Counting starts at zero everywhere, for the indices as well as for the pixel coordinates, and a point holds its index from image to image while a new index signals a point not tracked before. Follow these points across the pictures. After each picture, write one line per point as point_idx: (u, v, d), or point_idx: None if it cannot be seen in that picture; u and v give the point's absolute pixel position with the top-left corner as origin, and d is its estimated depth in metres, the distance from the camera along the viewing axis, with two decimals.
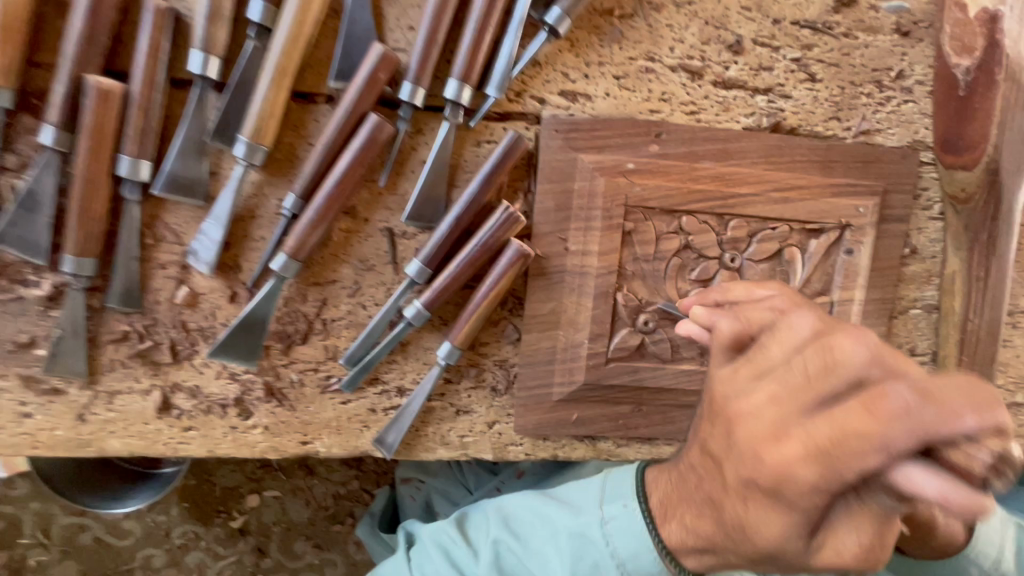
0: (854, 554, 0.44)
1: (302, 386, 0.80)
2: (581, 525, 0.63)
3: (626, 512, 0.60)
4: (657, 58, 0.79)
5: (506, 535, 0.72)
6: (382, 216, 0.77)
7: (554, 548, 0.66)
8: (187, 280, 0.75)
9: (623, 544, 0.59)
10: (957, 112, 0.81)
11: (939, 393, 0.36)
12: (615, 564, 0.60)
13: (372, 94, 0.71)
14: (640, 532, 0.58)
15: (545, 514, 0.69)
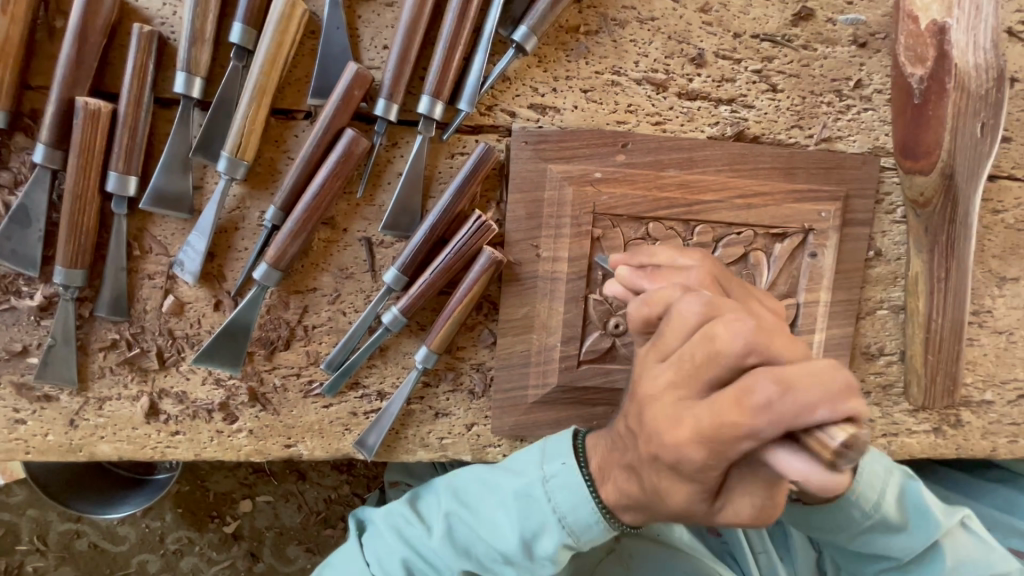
0: (749, 513, 0.51)
1: (285, 391, 0.83)
2: (524, 486, 0.67)
3: (565, 468, 0.64)
4: (622, 72, 0.83)
5: (459, 522, 0.72)
6: (360, 227, 0.81)
7: (500, 514, 0.69)
8: (173, 289, 0.78)
9: (563, 499, 0.64)
10: (913, 118, 0.83)
11: (795, 382, 0.41)
12: (556, 517, 0.64)
13: (348, 110, 0.74)
14: (578, 486, 0.63)
15: (492, 492, 0.71)
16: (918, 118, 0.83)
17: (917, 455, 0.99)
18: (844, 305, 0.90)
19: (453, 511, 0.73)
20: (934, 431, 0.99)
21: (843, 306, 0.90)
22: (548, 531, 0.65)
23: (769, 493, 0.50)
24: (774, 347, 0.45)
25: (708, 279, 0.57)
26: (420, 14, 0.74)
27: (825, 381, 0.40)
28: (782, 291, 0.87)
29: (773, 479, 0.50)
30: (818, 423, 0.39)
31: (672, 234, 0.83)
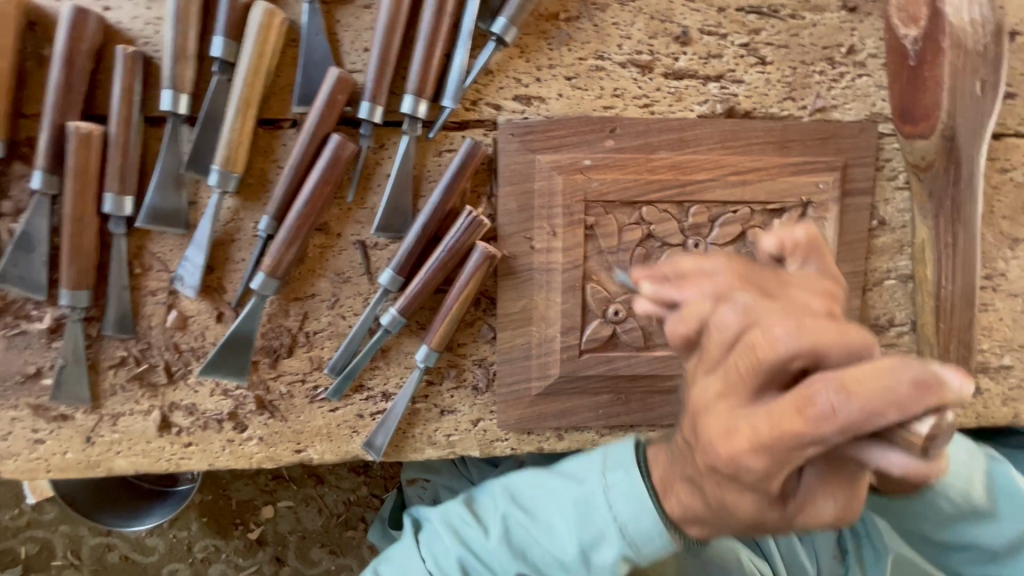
0: (831, 515, 0.44)
1: (291, 397, 0.84)
2: (584, 492, 0.63)
3: (629, 479, 0.59)
4: (606, 56, 0.82)
5: (515, 522, 0.70)
6: (353, 231, 0.81)
7: (556, 517, 0.66)
8: (176, 304, 0.80)
9: (625, 510, 0.58)
10: (909, 86, 0.82)
11: (854, 382, 0.36)
12: (616, 526, 0.59)
13: (332, 116, 0.75)
14: (640, 494, 0.58)
15: (548, 494, 0.68)
16: (915, 85, 0.81)
17: None
18: (850, 277, 0.89)
19: (507, 515, 0.71)
20: (953, 400, 0.96)
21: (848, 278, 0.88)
22: (608, 541, 0.60)
23: (852, 491, 0.44)
24: (825, 344, 0.40)
25: (739, 276, 0.48)
26: (398, 13, 0.74)
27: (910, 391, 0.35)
28: None
29: (854, 476, 0.44)
30: (894, 421, 0.35)
31: (667, 217, 0.82)
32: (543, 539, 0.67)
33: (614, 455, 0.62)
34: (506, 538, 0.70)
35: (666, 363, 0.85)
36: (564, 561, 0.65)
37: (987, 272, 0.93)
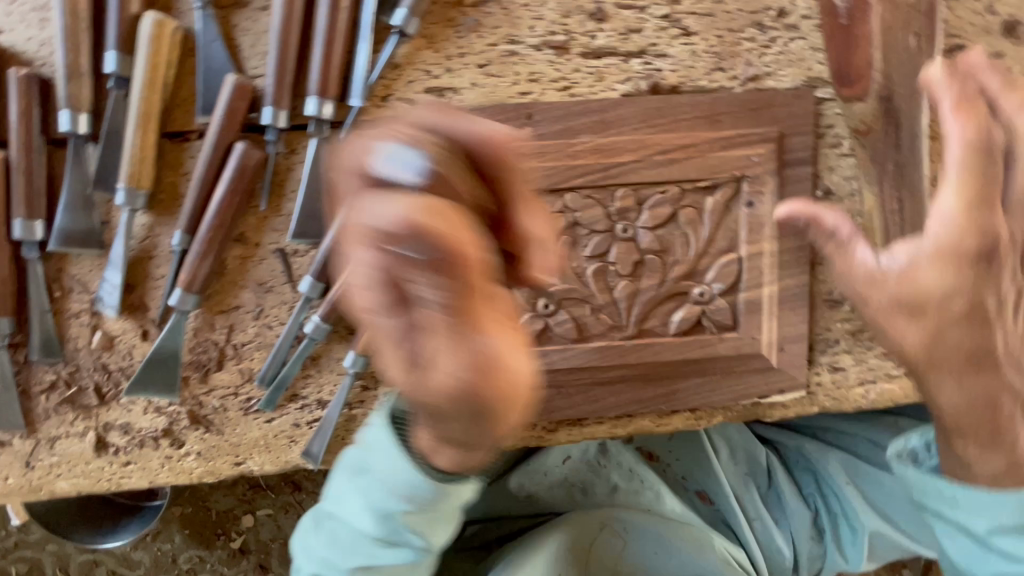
0: (452, 373, 0.49)
1: (225, 411, 0.83)
2: (366, 455, 0.72)
3: (387, 439, 0.70)
4: (518, 40, 0.78)
5: (382, 491, 0.71)
6: (272, 239, 0.80)
7: (352, 482, 0.74)
8: (100, 325, 0.79)
9: (384, 460, 0.70)
10: (986, 162, 0.67)
11: (429, 215, 0.47)
12: (395, 476, 0.69)
13: (235, 124, 0.73)
14: (392, 446, 0.69)
15: (399, 467, 0.69)
16: (980, 169, 0.67)
17: (900, 401, 0.93)
18: (965, 362, 0.74)
19: (372, 484, 0.71)
20: None
21: (967, 365, 0.74)
22: (416, 490, 0.69)
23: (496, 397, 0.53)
24: (431, 225, 0.47)
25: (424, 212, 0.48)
26: (291, 13, 0.71)
27: (444, 223, 0.47)
28: (722, 248, 0.82)
29: (452, 326, 0.48)
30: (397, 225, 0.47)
31: (592, 203, 0.79)
32: (397, 501, 0.70)
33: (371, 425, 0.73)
34: (374, 504, 0.72)
35: (603, 353, 0.83)
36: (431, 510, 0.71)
37: None
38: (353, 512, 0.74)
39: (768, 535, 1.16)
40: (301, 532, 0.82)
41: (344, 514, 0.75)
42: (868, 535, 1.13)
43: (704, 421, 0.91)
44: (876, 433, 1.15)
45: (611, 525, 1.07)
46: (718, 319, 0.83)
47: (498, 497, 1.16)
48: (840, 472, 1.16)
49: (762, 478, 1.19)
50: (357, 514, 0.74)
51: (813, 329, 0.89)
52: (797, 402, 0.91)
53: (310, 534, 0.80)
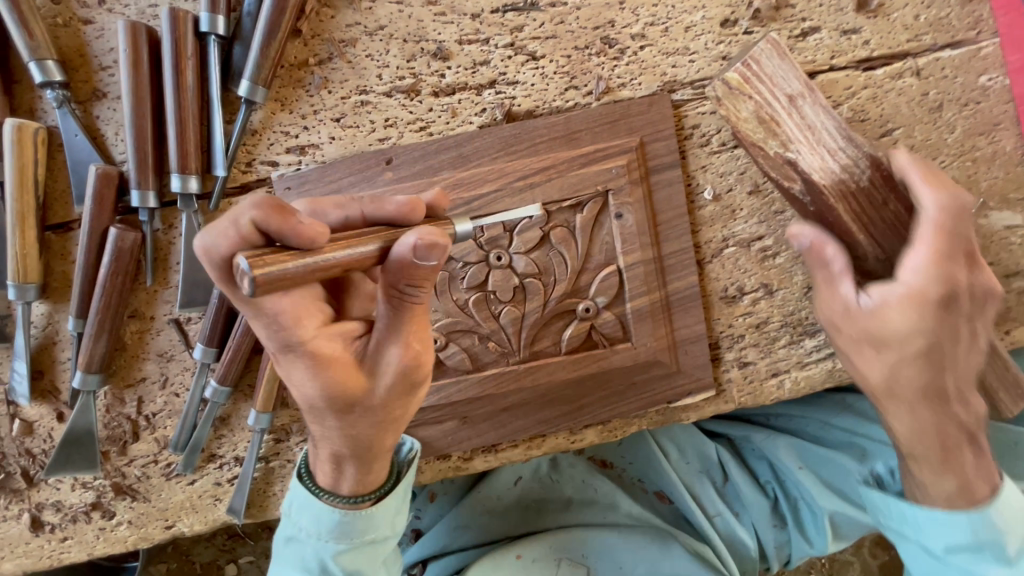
0: (398, 364, 0.55)
1: (148, 478, 0.87)
2: (288, 525, 0.68)
3: (301, 496, 0.67)
4: (368, 89, 0.80)
5: (308, 551, 0.67)
6: (165, 310, 0.83)
7: (279, 562, 0.69)
8: (19, 412, 0.84)
9: (304, 518, 0.66)
10: (956, 238, 0.66)
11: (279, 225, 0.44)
12: (337, 517, 0.65)
13: (105, 210, 0.77)
14: (310, 500, 0.66)
15: (316, 518, 0.66)
16: (949, 243, 0.65)
17: (818, 387, 0.92)
18: (923, 397, 0.70)
19: (297, 548, 0.67)
20: (831, 356, 0.91)
21: (923, 400, 0.71)
22: (376, 513, 0.67)
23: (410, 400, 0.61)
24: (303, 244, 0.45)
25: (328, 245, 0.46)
26: (141, 99, 0.74)
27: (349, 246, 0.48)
28: (601, 261, 0.83)
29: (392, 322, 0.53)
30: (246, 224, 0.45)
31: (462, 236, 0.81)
32: (323, 554, 0.66)
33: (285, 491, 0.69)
34: (304, 574, 0.67)
35: (498, 380, 0.84)
36: (391, 534, 0.69)
37: None
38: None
39: (729, 529, 1.12)
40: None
41: None
42: (829, 517, 1.09)
43: (619, 433, 0.90)
44: (821, 413, 1.15)
45: (566, 559, 1.08)
46: (608, 331, 0.84)
47: (454, 524, 1.16)
48: (791, 456, 1.13)
49: (716, 472, 1.16)
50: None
51: (712, 328, 0.89)
52: (710, 401, 0.90)
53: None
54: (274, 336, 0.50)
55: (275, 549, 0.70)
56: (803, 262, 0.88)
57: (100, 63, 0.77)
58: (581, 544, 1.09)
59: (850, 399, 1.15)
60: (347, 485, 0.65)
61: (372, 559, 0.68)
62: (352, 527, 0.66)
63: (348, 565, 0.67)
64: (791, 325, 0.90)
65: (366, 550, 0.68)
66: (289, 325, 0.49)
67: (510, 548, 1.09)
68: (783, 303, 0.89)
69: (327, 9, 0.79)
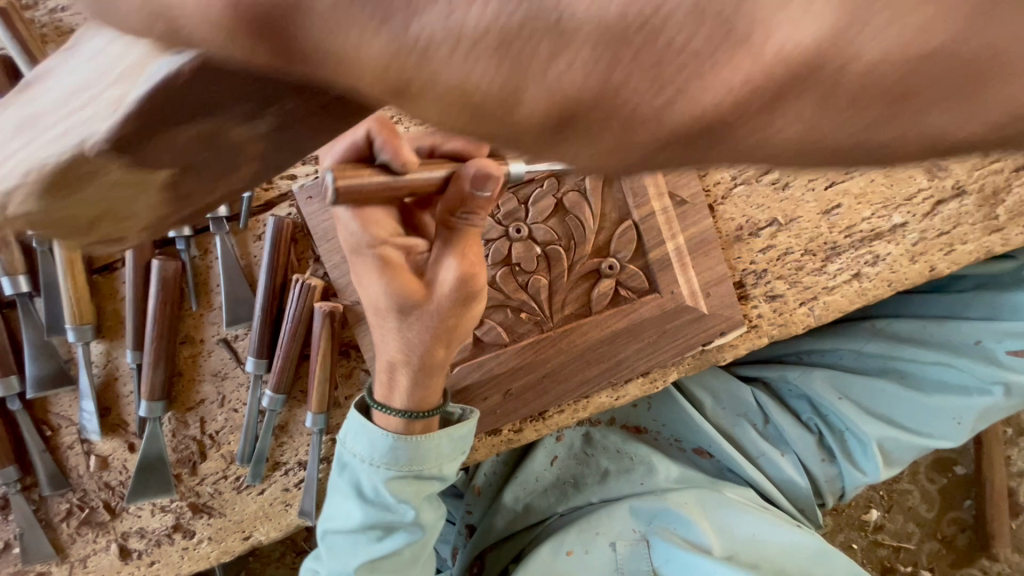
0: (451, 279, 0.63)
1: (220, 494, 0.91)
2: (345, 454, 0.78)
3: (356, 426, 0.77)
4: None
5: (362, 476, 0.78)
6: (212, 331, 0.88)
7: (337, 488, 0.80)
8: (93, 449, 0.89)
9: (359, 444, 0.77)
10: None
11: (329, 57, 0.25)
12: (385, 448, 0.75)
13: (146, 244, 0.82)
14: (363, 427, 0.76)
15: (369, 444, 0.76)
16: None
17: (848, 309, 0.93)
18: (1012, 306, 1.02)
19: (353, 472, 0.78)
20: (856, 277, 0.92)
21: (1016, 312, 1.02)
22: (421, 447, 0.76)
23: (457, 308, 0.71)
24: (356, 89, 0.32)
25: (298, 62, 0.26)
26: None
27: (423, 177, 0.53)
28: (616, 218, 0.85)
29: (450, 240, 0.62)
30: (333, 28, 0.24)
31: None
32: (374, 477, 0.77)
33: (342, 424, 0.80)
34: (358, 496, 0.78)
35: (535, 348, 0.87)
36: (433, 469, 0.78)
37: None
38: (342, 518, 0.80)
39: (776, 468, 1.15)
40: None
41: (341, 522, 0.80)
42: (877, 444, 1.09)
43: (660, 382, 0.93)
44: (852, 342, 1.15)
45: (619, 538, 1.07)
46: (634, 285, 0.86)
47: (500, 513, 1.20)
48: (829, 389, 1.13)
49: (757, 416, 1.18)
50: (341, 515, 0.81)
51: (734, 267, 0.90)
52: (743, 339, 0.92)
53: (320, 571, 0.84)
54: (349, 237, 0.62)
55: (338, 474, 0.80)
56: (813, 189, 0.90)
57: None
58: (625, 512, 1.11)
59: (879, 323, 1.15)
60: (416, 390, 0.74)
61: (415, 487, 0.78)
62: (400, 454, 0.76)
63: (397, 491, 0.77)
64: (812, 252, 0.91)
65: (408, 476, 0.78)
66: (359, 228, 0.61)
67: (559, 545, 1.07)
68: (800, 232, 0.91)
69: None
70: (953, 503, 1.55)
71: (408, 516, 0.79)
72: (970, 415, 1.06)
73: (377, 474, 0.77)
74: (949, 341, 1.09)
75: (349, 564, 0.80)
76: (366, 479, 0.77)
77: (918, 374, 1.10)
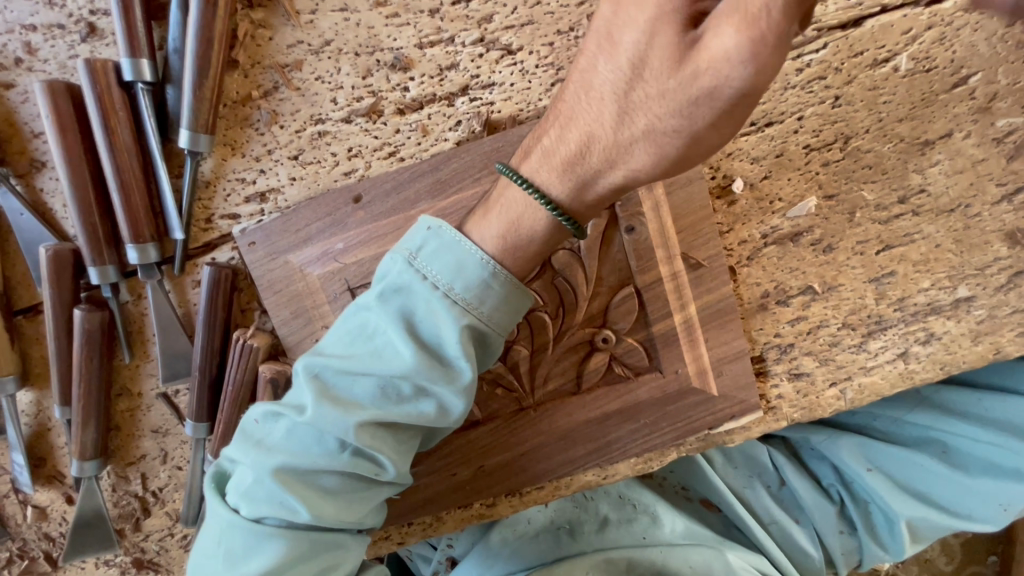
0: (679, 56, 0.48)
1: (167, 551, 0.84)
2: (385, 288, 0.57)
3: (449, 240, 0.56)
4: (324, 117, 0.70)
5: (422, 307, 0.56)
6: (151, 384, 0.78)
7: (381, 315, 0.57)
8: (29, 499, 0.82)
9: (439, 264, 0.55)
10: None
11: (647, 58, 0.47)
12: (439, 291, 0.55)
13: (65, 290, 0.71)
14: (456, 242, 0.56)
15: (455, 266, 0.55)
16: None
17: (888, 392, 0.78)
18: None
19: (408, 298, 0.56)
20: (902, 357, 0.77)
21: None
22: (484, 299, 0.55)
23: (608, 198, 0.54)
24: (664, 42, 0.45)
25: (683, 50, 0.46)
26: (78, 166, 0.67)
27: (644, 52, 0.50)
28: (615, 282, 0.71)
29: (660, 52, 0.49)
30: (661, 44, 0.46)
31: None
32: (442, 314, 0.55)
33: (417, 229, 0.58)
34: (409, 330, 0.56)
35: (511, 425, 0.75)
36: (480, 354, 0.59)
37: (899, 191, 0.71)
38: (367, 356, 0.57)
39: (787, 537, 1.04)
40: (244, 442, 0.59)
41: (313, 414, 0.56)
42: (906, 523, 0.96)
43: (655, 462, 0.81)
44: (891, 409, 1.00)
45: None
46: (631, 361, 0.73)
47: (486, 556, 1.05)
48: (857, 458, 1.00)
49: (771, 477, 1.07)
50: (371, 346, 0.57)
51: (754, 340, 0.76)
52: (759, 421, 0.79)
53: (273, 440, 0.58)
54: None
55: (397, 296, 0.56)
56: (862, 252, 0.73)
57: (32, 131, 0.70)
58: (620, 564, 0.98)
59: (925, 390, 0.99)
60: (561, 187, 0.54)
61: (447, 374, 0.56)
62: (491, 292, 0.55)
63: (464, 339, 0.56)
64: (852, 326, 0.76)
65: (476, 328, 0.56)
66: None
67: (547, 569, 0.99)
68: (840, 303, 0.75)
69: (263, 30, 0.68)
70: (974, 557, 1.40)
71: (466, 381, 0.56)
72: (1018, 501, 0.92)
73: (448, 310, 0.55)
74: (1005, 418, 0.94)
75: (351, 416, 0.56)
76: (432, 313, 0.55)
77: (963, 450, 0.96)
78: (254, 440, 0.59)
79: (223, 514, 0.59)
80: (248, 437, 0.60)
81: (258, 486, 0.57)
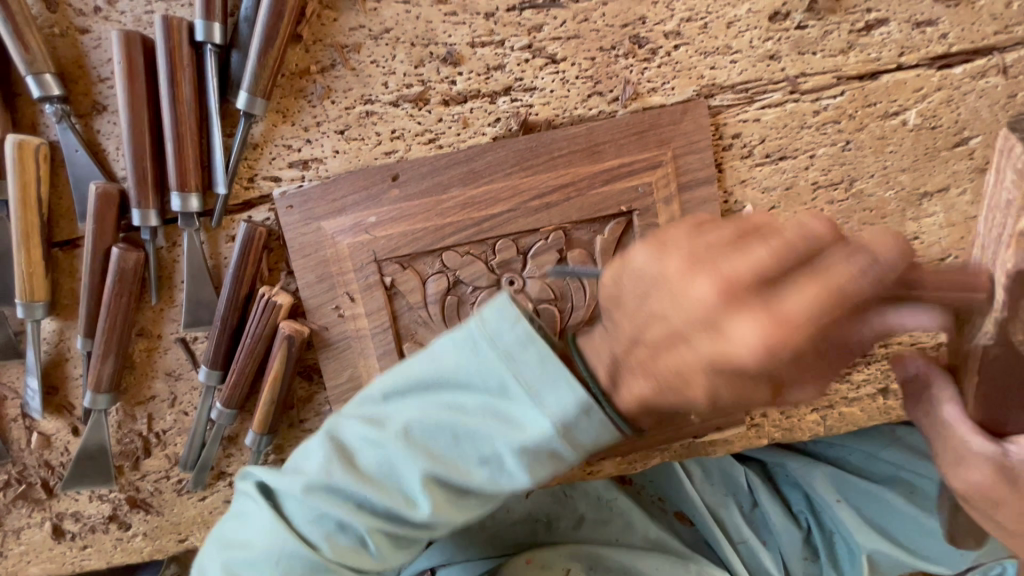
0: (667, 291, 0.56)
1: (161, 493, 0.87)
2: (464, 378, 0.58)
3: (535, 351, 0.56)
4: (374, 99, 0.75)
5: (507, 404, 0.57)
6: (171, 329, 0.82)
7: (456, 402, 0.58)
8: (35, 426, 0.85)
9: (528, 366, 0.56)
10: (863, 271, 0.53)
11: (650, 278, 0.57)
12: (529, 400, 0.56)
13: (107, 230, 0.74)
14: (539, 344, 0.56)
15: (549, 426, 0.56)
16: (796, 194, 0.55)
17: (865, 424, 0.83)
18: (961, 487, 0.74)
19: (486, 392, 0.58)
20: (882, 392, 0.82)
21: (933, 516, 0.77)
22: (569, 454, 0.58)
23: (689, 346, 0.55)
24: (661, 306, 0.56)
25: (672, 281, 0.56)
26: (138, 114, 0.71)
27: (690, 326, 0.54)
28: None
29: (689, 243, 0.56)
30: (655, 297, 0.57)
31: (470, 259, 0.75)
32: (528, 420, 0.56)
33: (506, 329, 0.57)
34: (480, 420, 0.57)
35: None
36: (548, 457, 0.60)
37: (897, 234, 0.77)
38: (436, 438, 0.58)
39: (755, 557, 1.04)
40: (308, 490, 0.59)
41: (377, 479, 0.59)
42: (867, 556, 1.01)
43: (640, 464, 0.85)
44: (865, 444, 1.06)
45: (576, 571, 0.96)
46: None
47: (457, 540, 1.05)
48: (829, 489, 1.05)
49: (745, 497, 1.09)
50: (452, 434, 0.58)
51: None
52: (741, 436, 0.83)
53: (339, 489, 0.59)
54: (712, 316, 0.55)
55: (493, 389, 0.57)
56: None
57: (98, 75, 0.74)
58: (588, 558, 0.98)
59: (899, 430, 1.05)
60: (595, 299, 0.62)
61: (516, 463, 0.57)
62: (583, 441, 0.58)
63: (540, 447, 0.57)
64: None
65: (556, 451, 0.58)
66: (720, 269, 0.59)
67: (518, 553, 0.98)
68: None
69: (329, 11, 0.73)
70: None
71: (535, 467, 0.58)
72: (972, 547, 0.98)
73: (534, 420, 0.56)
74: None
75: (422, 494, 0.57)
76: (518, 410, 0.57)
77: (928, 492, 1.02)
78: (320, 488, 0.59)
79: (276, 542, 0.60)
80: (314, 488, 0.59)
81: (323, 526, 0.60)
